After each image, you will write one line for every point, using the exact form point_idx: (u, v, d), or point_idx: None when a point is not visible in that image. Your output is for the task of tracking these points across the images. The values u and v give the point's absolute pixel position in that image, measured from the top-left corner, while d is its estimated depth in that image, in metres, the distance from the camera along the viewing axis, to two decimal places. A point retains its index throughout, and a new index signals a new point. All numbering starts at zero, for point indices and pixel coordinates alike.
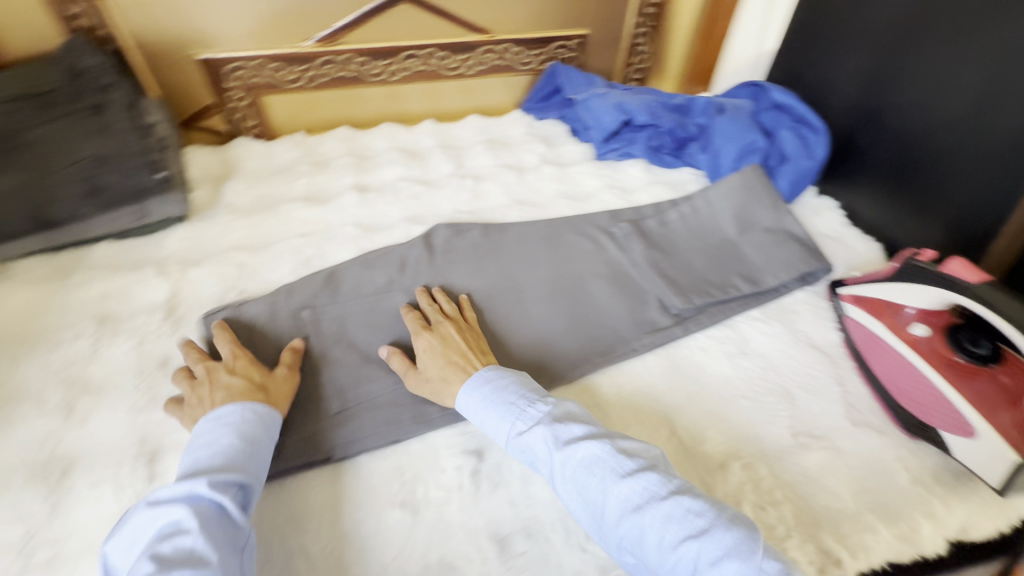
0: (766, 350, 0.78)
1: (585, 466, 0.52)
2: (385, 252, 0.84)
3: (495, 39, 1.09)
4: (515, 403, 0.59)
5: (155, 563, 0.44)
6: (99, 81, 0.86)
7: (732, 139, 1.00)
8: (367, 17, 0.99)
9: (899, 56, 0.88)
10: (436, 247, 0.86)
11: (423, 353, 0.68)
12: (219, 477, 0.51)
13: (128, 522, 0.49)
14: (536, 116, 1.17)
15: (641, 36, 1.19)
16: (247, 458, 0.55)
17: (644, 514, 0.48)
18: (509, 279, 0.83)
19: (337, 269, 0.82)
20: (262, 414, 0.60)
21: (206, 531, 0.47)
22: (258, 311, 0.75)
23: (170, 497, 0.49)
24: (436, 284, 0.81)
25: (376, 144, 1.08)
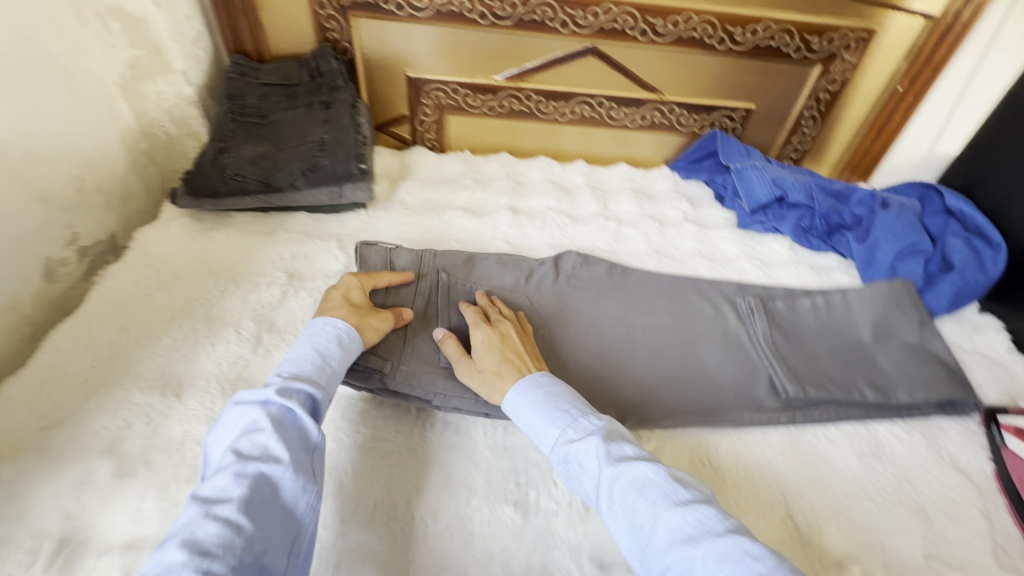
0: (902, 459, 0.73)
1: (636, 487, 0.51)
2: (519, 259, 0.91)
3: (665, 99, 1.15)
4: (567, 413, 0.60)
5: (235, 455, 0.50)
6: (334, 83, 1.04)
7: (895, 237, 0.97)
8: (555, 63, 1.10)
9: None
10: (563, 270, 0.91)
11: (480, 344, 0.70)
12: (288, 385, 0.57)
13: (217, 418, 0.56)
14: (684, 175, 1.21)
15: (807, 118, 1.20)
16: (317, 373, 0.61)
17: (697, 546, 0.45)
18: (625, 320, 0.85)
19: (476, 255, 0.90)
20: (335, 338, 0.65)
21: (277, 432, 0.52)
22: (406, 261, 0.84)
23: (250, 400, 0.55)
24: (556, 300, 0.86)
25: (531, 174, 1.18)
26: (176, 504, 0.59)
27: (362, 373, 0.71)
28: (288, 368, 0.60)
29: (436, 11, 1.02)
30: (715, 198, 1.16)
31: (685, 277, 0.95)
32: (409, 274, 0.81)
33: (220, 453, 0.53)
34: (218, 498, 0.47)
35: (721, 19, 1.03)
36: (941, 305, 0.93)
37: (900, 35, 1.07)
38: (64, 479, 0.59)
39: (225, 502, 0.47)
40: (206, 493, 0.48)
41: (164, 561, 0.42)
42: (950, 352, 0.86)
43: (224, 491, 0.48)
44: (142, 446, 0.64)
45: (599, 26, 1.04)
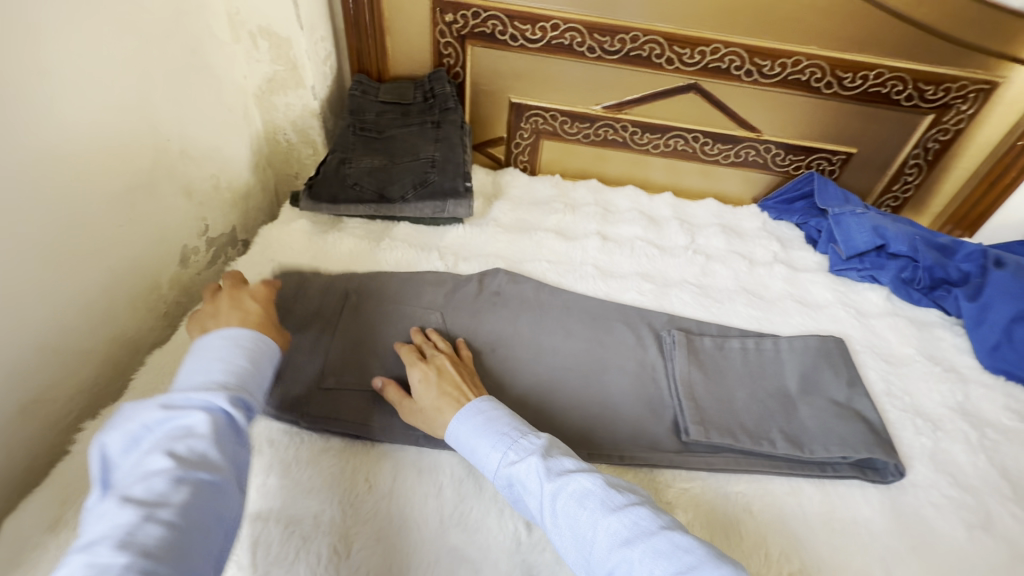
0: (1015, 536, 0.69)
1: (576, 498, 0.53)
2: (443, 274, 0.93)
3: (763, 138, 1.16)
4: (507, 434, 0.62)
5: (168, 462, 0.46)
6: (445, 104, 1.11)
7: (1011, 297, 0.92)
8: (655, 97, 1.13)
9: None
10: (487, 288, 0.92)
11: (418, 384, 0.71)
12: (233, 393, 0.53)
13: (133, 418, 0.49)
14: (773, 216, 1.20)
15: (911, 166, 1.16)
16: (256, 383, 0.57)
17: (634, 547, 0.48)
18: (542, 342, 0.85)
19: (396, 275, 0.92)
20: (268, 347, 0.60)
21: (219, 442, 0.49)
22: (316, 282, 0.87)
23: (185, 403, 0.50)
24: (471, 317, 0.87)
25: (619, 203, 1.20)
26: (297, 483, 0.64)
27: None
28: (226, 372, 0.55)
29: (547, 43, 1.07)
30: (807, 241, 1.14)
31: (616, 304, 0.94)
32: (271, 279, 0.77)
33: (139, 457, 0.47)
34: (155, 502, 0.44)
35: (832, 64, 1.03)
36: None
37: None
38: None
39: (166, 512, 0.43)
40: (136, 501, 0.43)
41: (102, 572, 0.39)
42: (880, 416, 0.80)
43: (161, 499, 0.44)
44: (264, 426, 0.69)
45: (704, 64, 1.06)
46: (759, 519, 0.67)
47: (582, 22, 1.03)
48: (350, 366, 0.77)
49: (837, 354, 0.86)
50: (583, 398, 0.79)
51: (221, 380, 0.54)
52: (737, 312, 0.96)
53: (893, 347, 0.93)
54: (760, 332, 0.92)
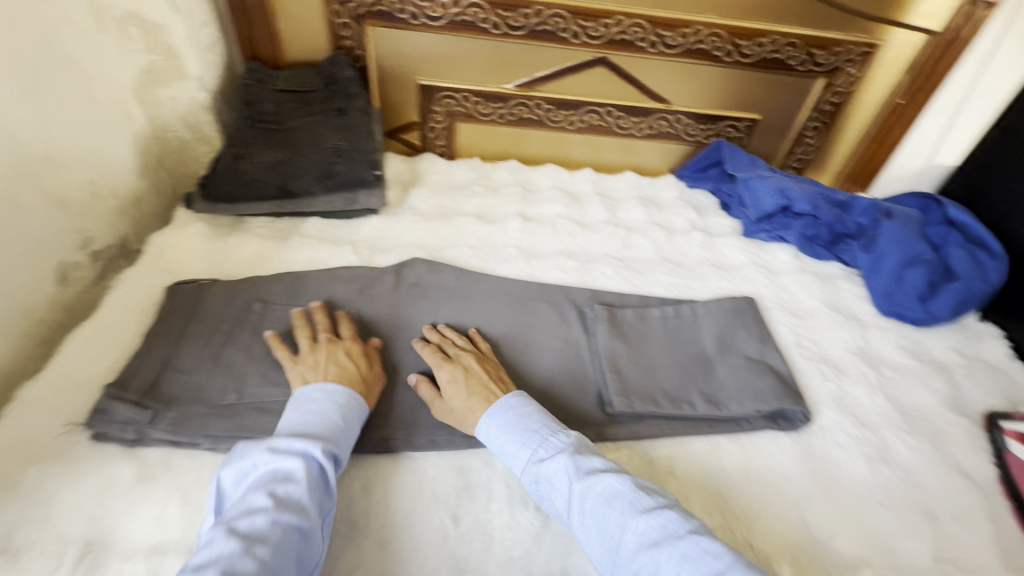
0: (910, 464, 0.75)
1: (605, 499, 0.55)
2: (358, 270, 0.88)
3: (673, 109, 1.18)
4: (538, 432, 0.63)
5: (269, 501, 0.52)
6: (349, 90, 1.06)
7: (900, 246, 0.98)
8: (566, 73, 1.12)
9: None
10: (406, 279, 0.89)
11: (447, 384, 0.71)
12: (325, 447, 0.58)
13: (243, 456, 0.55)
14: (689, 184, 1.23)
15: (810, 129, 1.22)
16: (343, 438, 0.62)
17: (662, 549, 0.50)
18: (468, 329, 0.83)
19: (305, 275, 0.86)
20: (361, 408, 0.66)
21: (310, 490, 0.54)
22: (218, 291, 0.80)
23: (287, 449, 0.56)
24: (390, 311, 0.83)
25: (540, 182, 1.20)
26: (199, 508, 0.59)
27: (118, 423, 0.64)
28: (318, 425, 0.61)
29: (450, 21, 1.03)
30: (721, 207, 1.19)
31: (539, 284, 0.93)
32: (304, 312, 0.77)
33: (245, 493, 0.53)
34: (253, 537, 0.49)
35: (729, 32, 1.06)
36: (942, 315, 0.94)
37: (902, 50, 1.10)
38: (87, 483, 0.60)
39: (262, 545, 0.48)
40: (239, 533, 0.49)
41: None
42: (789, 367, 0.84)
43: (259, 535, 0.49)
44: (162, 451, 0.64)
45: (610, 37, 1.06)
46: (682, 481, 0.69)
47: None
48: (254, 381, 0.70)
49: (751, 313, 0.90)
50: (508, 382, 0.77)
51: (315, 432, 0.60)
52: (657, 282, 0.98)
53: (801, 301, 0.99)
54: (680, 299, 0.95)
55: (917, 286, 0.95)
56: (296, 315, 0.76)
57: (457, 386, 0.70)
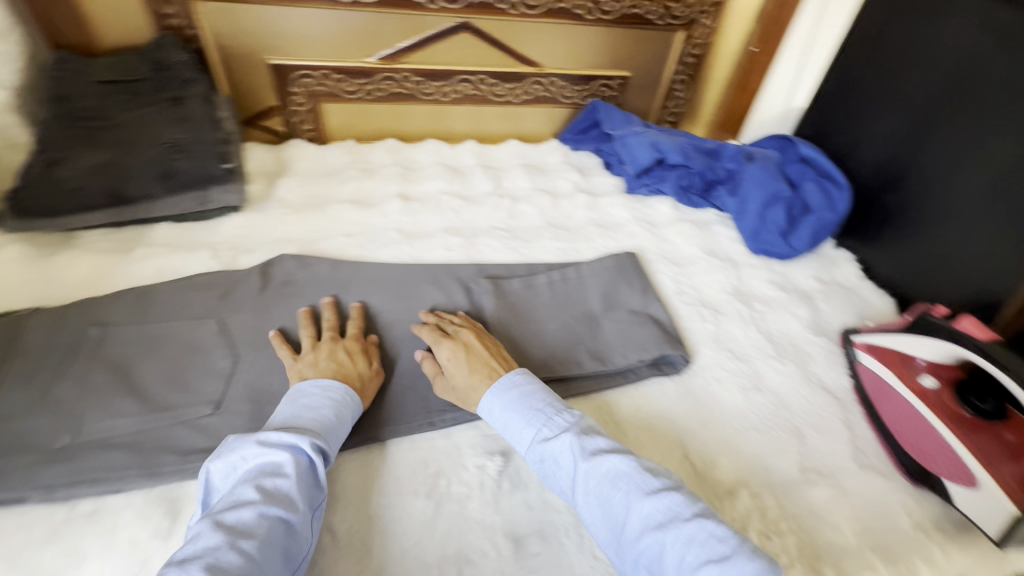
0: (779, 387, 0.81)
1: (610, 479, 0.53)
2: (216, 275, 0.81)
3: (545, 72, 1.17)
4: (542, 411, 0.61)
5: (258, 494, 0.50)
6: (182, 76, 0.96)
7: (761, 186, 1.04)
8: (429, 41, 1.08)
9: (939, 123, 0.90)
10: (275, 278, 0.82)
11: (448, 361, 0.70)
12: (316, 440, 0.56)
13: (233, 448, 0.53)
14: (572, 147, 1.24)
15: (678, 82, 1.27)
16: (334, 433, 0.60)
17: (667, 531, 0.49)
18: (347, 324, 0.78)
19: (154, 287, 0.78)
20: (354, 404, 0.65)
21: (299, 484, 0.52)
22: (42, 321, 0.70)
23: (277, 442, 0.54)
24: (257, 316, 0.77)
25: (421, 158, 1.15)
26: (32, 570, 0.52)
27: None
28: (306, 420, 0.59)
29: None
30: (604, 166, 1.20)
31: (423, 265, 0.90)
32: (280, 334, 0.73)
33: (232, 487, 0.52)
34: (239, 531, 0.47)
35: None
36: (800, 247, 1.01)
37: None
38: None
39: (247, 540, 0.46)
40: (225, 526, 0.47)
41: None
42: (670, 315, 0.88)
43: (246, 529, 0.47)
44: None
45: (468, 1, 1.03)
46: None
47: None
48: (93, 414, 0.62)
49: (633, 267, 0.92)
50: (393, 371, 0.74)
51: (304, 426, 0.58)
52: (544, 248, 0.98)
53: (680, 250, 1.03)
54: (566, 262, 0.96)
55: (778, 223, 1.02)
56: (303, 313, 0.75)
57: (458, 363, 0.70)
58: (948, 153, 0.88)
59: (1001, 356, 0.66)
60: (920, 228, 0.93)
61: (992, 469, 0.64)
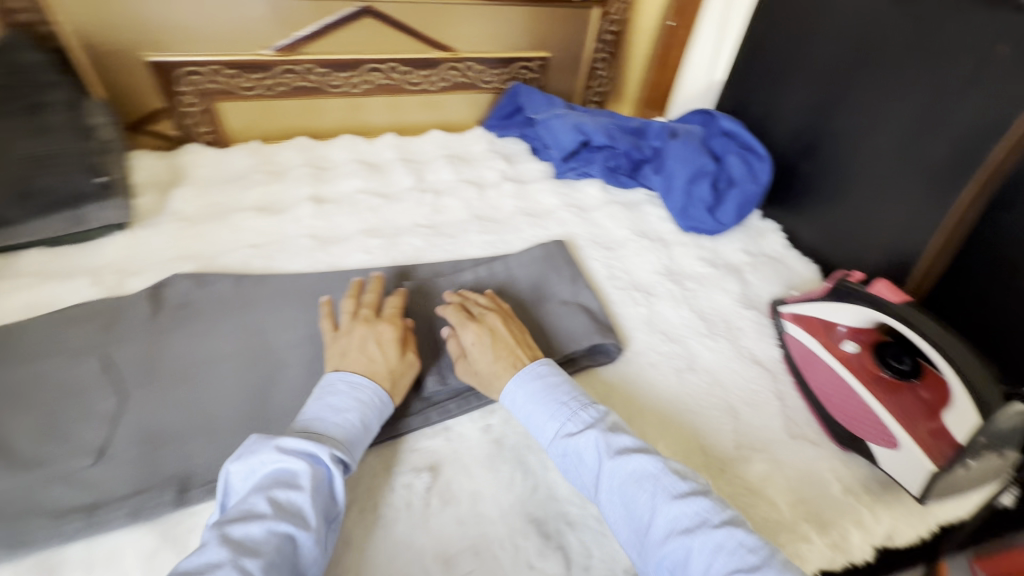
0: (712, 365, 0.80)
1: (636, 479, 0.53)
2: (96, 305, 0.72)
3: (460, 56, 1.12)
4: (567, 404, 0.60)
5: (269, 508, 0.48)
6: (38, 79, 0.84)
7: (685, 161, 1.03)
8: (329, 29, 1.00)
9: (847, 87, 0.90)
10: (167, 302, 0.74)
11: (471, 346, 0.67)
12: (337, 449, 0.54)
13: (253, 453, 0.51)
14: (497, 134, 1.19)
15: (600, 60, 1.25)
16: (359, 440, 0.57)
17: (694, 536, 0.48)
18: (253, 345, 0.71)
19: (19, 325, 0.68)
20: (384, 405, 0.61)
21: (314, 498, 0.50)
22: None
23: (296, 449, 0.52)
24: (147, 347, 0.68)
25: (335, 156, 1.07)
26: None
27: None
28: (331, 424, 0.56)
29: None
30: (530, 152, 1.17)
31: (339, 272, 0.84)
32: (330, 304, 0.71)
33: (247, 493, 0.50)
34: (245, 549, 0.45)
35: None
36: (727, 220, 1.01)
37: None
38: None
39: (253, 559, 0.44)
40: (233, 541, 0.45)
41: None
42: (602, 302, 0.86)
43: (253, 546, 0.45)
44: None
45: None
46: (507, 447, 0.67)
47: None
48: None
49: (562, 256, 0.90)
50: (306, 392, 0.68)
51: (327, 430, 0.56)
52: (470, 243, 0.94)
53: (611, 233, 1.01)
54: (494, 255, 0.92)
55: (704, 198, 1.02)
56: (353, 285, 0.74)
57: (482, 349, 0.67)
58: (855, 119, 0.89)
59: (910, 316, 0.67)
60: (837, 195, 0.94)
61: (910, 428, 0.65)
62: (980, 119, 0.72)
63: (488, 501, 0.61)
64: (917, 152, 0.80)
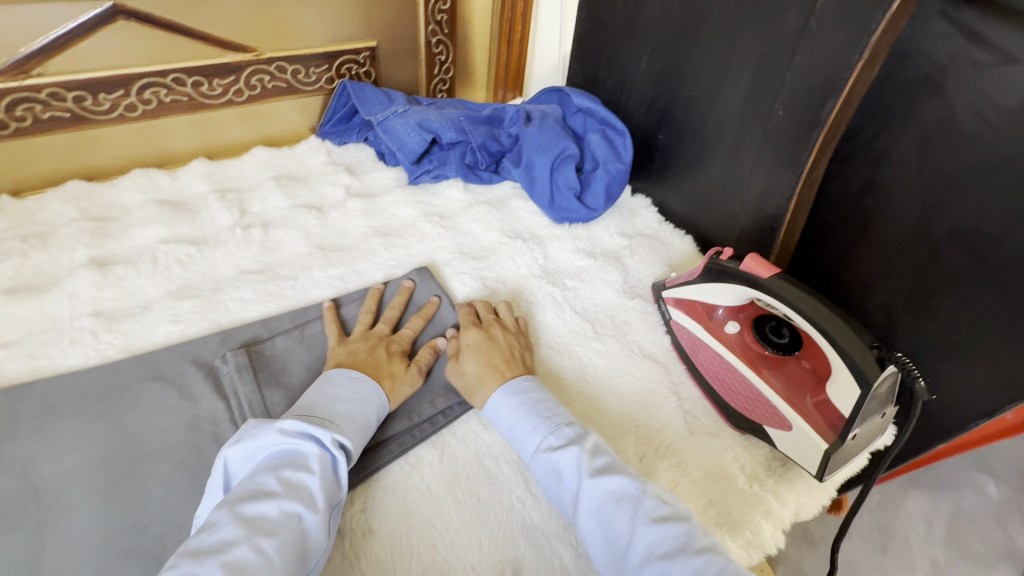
0: (605, 373, 0.74)
1: (615, 501, 0.49)
2: None
3: (265, 57, 0.93)
4: (549, 419, 0.58)
5: (279, 487, 0.46)
6: None
7: (544, 148, 0.95)
8: (69, 40, 0.78)
9: (686, 52, 0.87)
10: None
11: (469, 346, 0.68)
12: (339, 436, 0.52)
13: (253, 437, 0.50)
14: (336, 142, 1.03)
15: (438, 45, 1.11)
16: (360, 432, 0.56)
17: (674, 561, 0.44)
18: (15, 490, 0.54)
19: None
20: (383, 402, 0.60)
21: (322, 482, 0.49)
22: None
23: (300, 433, 0.51)
24: None
25: (123, 199, 0.85)
26: None
27: None
28: (332, 413, 0.55)
29: None
30: (378, 157, 1.02)
31: (140, 355, 0.66)
32: (329, 306, 0.73)
33: (250, 478, 0.48)
34: (258, 528, 0.44)
35: None
36: (599, 205, 0.95)
37: None
38: None
39: (268, 538, 0.43)
40: (246, 519, 0.44)
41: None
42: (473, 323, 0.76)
43: (267, 526, 0.44)
44: None
45: None
46: (384, 536, 0.55)
47: None
48: None
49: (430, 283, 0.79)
50: (99, 537, 0.52)
51: (328, 418, 0.54)
52: (313, 283, 0.79)
53: (479, 239, 0.91)
54: (348, 292, 0.78)
55: (571, 184, 0.94)
56: (371, 295, 0.75)
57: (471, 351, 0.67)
58: (701, 82, 0.86)
59: (782, 289, 0.64)
60: (699, 162, 0.91)
61: (800, 407, 0.63)
62: (815, 72, 0.70)
63: None
64: (761, 111, 0.78)
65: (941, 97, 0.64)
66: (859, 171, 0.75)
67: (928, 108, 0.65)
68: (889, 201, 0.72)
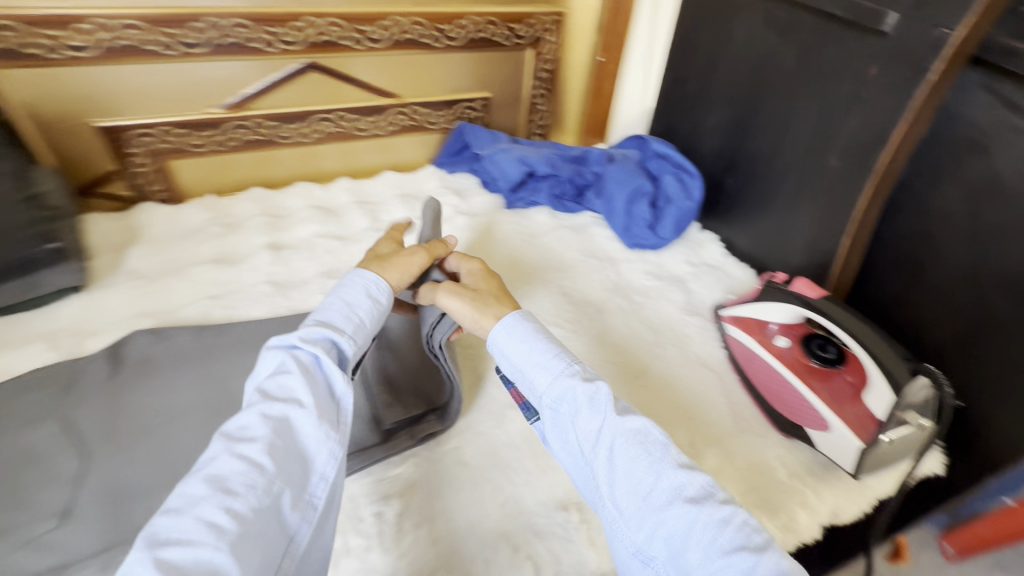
0: (666, 373, 0.85)
1: (641, 443, 0.51)
2: (59, 367, 0.75)
3: (404, 102, 1.18)
4: (563, 353, 0.58)
5: (256, 397, 0.47)
6: None
7: (623, 184, 1.10)
8: (277, 84, 1.05)
9: (753, 109, 1.00)
10: (126, 360, 0.77)
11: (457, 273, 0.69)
12: (314, 334, 0.53)
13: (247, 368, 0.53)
14: (449, 170, 1.25)
15: (539, 97, 1.33)
16: (341, 323, 0.55)
17: (701, 507, 0.46)
18: (215, 394, 0.74)
19: None
20: (367, 286, 0.59)
21: (300, 377, 0.49)
22: None
23: (277, 346, 0.51)
24: (102, 408, 0.71)
25: (291, 203, 1.10)
26: None
27: None
28: (310, 318, 0.55)
29: (107, 50, 0.90)
30: (482, 184, 1.23)
31: (300, 314, 0.87)
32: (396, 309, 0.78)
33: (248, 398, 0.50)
34: (241, 436, 0.45)
35: (428, 20, 1.10)
36: (667, 235, 1.08)
37: (586, 17, 1.24)
38: None
39: (250, 445, 0.44)
40: (231, 434, 0.45)
41: (187, 499, 0.41)
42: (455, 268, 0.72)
43: (250, 434, 0.45)
44: None
45: (308, 41, 1.02)
46: (474, 467, 0.70)
47: (140, 17, 0.89)
48: None
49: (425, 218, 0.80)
50: None
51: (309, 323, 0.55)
52: None
53: (560, 255, 1.06)
54: None
55: (645, 217, 1.09)
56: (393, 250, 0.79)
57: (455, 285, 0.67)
58: (766, 135, 0.98)
59: (828, 308, 0.75)
60: (762, 202, 1.03)
61: (840, 413, 0.71)
62: (868, 129, 0.81)
63: (459, 519, 0.64)
64: (820, 158, 0.89)
65: (986, 156, 0.72)
66: (912, 217, 0.83)
67: (975, 164, 0.74)
68: (942, 245, 0.79)
